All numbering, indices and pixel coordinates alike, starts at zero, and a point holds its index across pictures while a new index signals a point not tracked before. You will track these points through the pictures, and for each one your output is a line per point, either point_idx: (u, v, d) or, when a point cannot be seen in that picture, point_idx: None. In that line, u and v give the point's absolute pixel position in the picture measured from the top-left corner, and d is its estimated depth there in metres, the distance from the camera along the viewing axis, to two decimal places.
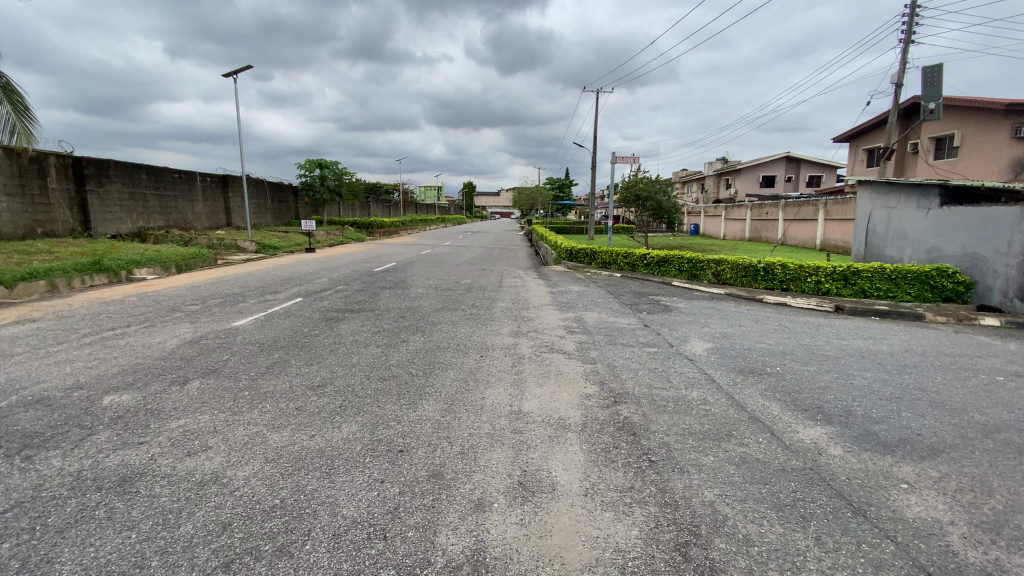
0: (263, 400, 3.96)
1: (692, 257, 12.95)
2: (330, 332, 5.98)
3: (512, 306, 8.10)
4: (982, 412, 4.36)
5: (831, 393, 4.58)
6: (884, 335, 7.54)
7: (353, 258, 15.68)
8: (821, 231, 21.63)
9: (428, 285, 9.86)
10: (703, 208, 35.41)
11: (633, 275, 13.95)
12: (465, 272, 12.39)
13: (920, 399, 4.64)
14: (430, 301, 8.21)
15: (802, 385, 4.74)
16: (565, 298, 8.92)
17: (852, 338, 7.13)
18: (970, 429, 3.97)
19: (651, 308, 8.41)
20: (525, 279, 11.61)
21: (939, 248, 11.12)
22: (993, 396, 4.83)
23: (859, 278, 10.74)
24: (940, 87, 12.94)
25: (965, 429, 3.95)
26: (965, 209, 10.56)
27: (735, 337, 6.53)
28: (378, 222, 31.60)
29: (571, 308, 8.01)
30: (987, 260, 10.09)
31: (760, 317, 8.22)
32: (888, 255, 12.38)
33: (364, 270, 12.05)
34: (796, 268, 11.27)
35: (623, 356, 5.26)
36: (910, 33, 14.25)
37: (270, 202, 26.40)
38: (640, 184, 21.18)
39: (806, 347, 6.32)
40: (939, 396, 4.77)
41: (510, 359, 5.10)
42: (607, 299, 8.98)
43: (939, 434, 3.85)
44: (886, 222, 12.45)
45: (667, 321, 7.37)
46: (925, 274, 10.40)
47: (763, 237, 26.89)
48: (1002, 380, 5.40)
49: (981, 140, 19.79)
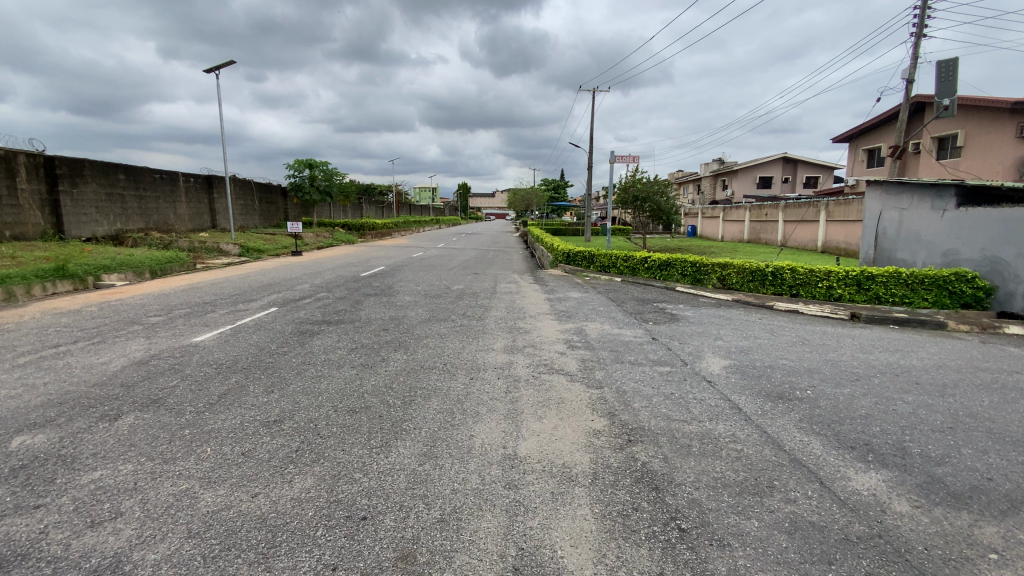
0: (203, 442, 3.27)
1: (696, 261, 12.33)
2: (301, 350, 5.28)
3: (506, 315, 7.45)
4: None
5: (875, 423, 3.95)
6: (910, 347, 6.93)
7: (340, 262, 14.96)
8: (823, 233, 21.10)
9: (416, 292, 9.17)
10: (700, 209, 34.89)
11: (633, 279, 13.32)
12: (457, 277, 11.71)
13: (977, 430, 4.01)
14: (418, 310, 7.52)
15: (840, 413, 4.11)
16: (564, 306, 8.26)
17: (878, 351, 6.51)
18: None
19: (657, 317, 7.76)
20: (521, 284, 10.93)
21: (956, 251, 10.56)
22: None
23: (874, 283, 10.15)
24: (955, 82, 12.40)
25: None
26: (984, 211, 10.01)
27: (753, 352, 5.89)
28: (369, 223, 30.87)
29: (571, 317, 7.35)
30: (1008, 264, 9.54)
31: (776, 327, 7.59)
32: (900, 258, 11.81)
33: (350, 276, 11.35)
34: (806, 272, 10.67)
35: (633, 379, 4.60)
36: (920, 27, 13.70)
37: (258, 203, 25.61)
38: (639, 185, 20.57)
39: (834, 364, 5.69)
40: (998, 425, 4.14)
41: (503, 383, 4.43)
42: (608, 307, 8.32)
43: (1015, 479, 3.21)
44: (898, 224, 11.88)
45: (677, 333, 6.71)
46: (944, 279, 9.82)
47: (762, 238, 26.37)
48: None
49: (986, 140, 19.34)
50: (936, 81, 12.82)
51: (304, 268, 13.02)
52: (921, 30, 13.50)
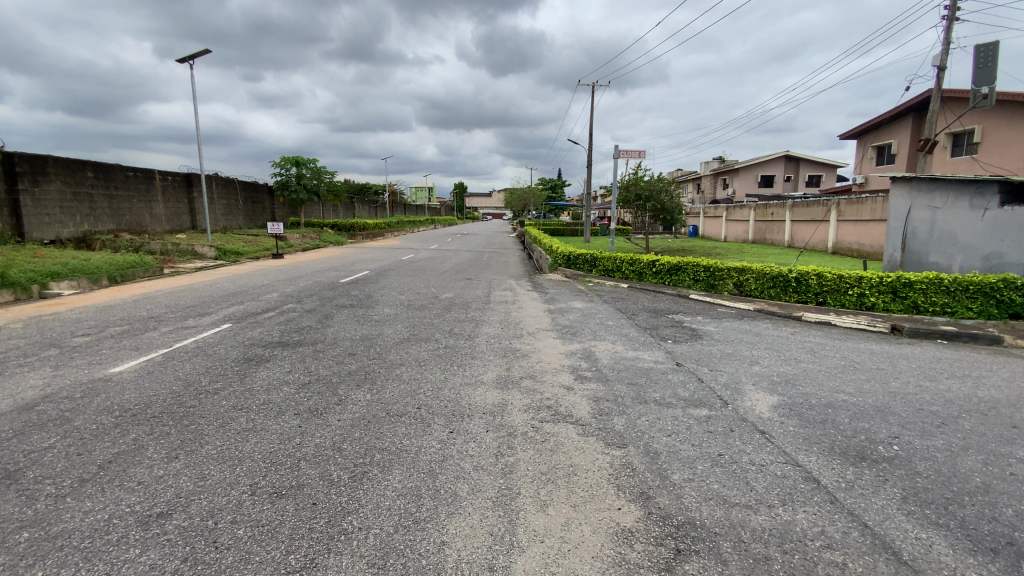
0: (37, 560, 2.18)
1: (710, 265, 11.22)
2: (238, 388, 4.15)
3: (501, 332, 6.35)
4: None
5: (1003, 505, 2.89)
6: (979, 371, 5.89)
7: (320, 265, 13.80)
8: (834, 233, 20.08)
9: (397, 302, 8.03)
10: (701, 208, 33.86)
11: (640, 285, 12.20)
12: (447, 284, 10.57)
13: None
14: (396, 326, 6.39)
15: (951, 490, 3.03)
16: (567, 320, 7.15)
17: (945, 378, 5.46)
18: None
19: (676, 334, 6.69)
20: (518, 291, 9.83)
21: (1000, 253, 9.84)
22: None
23: (912, 290, 9.06)
24: (995, 70, 11.40)
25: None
26: None
27: (802, 385, 4.81)
28: (360, 223, 29.72)
29: (575, 335, 6.26)
30: None
31: (814, 346, 6.53)
32: (932, 263, 10.62)
33: (328, 282, 10.21)
34: (834, 277, 9.60)
35: (665, 430, 3.51)
36: (952, 10, 12.65)
37: (242, 203, 24.38)
38: (641, 183, 19.41)
39: (904, 401, 4.59)
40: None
41: (493, 438, 3.30)
42: (618, 322, 7.21)
43: None
44: (930, 224, 10.62)
45: (703, 357, 5.62)
46: (989, 286, 8.71)
47: (768, 238, 25.40)
48: None
49: (1003, 135, 18.38)
50: (974, 68, 11.82)
51: (280, 274, 11.84)
52: (953, 14, 12.45)
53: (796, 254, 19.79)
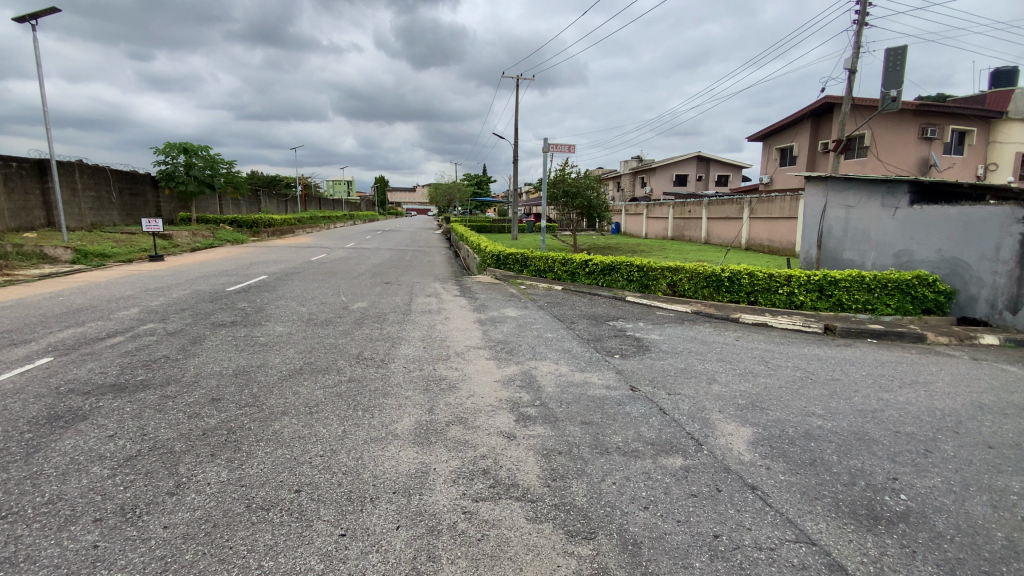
0: None
1: (643, 264, 10.78)
2: (12, 477, 2.72)
3: (422, 351, 5.27)
4: None
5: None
6: (923, 373, 5.70)
7: (208, 269, 11.75)
8: (746, 231, 20.94)
9: (294, 316, 6.62)
10: (623, 206, 34.42)
11: (574, 287, 11.54)
12: (360, 290, 9.23)
13: None
14: (287, 352, 5.05)
15: (986, 554, 2.31)
16: (499, 333, 6.19)
17: (899, 386, 5.14)
18: None
19: (623, 348, 5.98)
20: (443, 297, 8.71)
21: (910, 251, 9.69)
22: None
23: (837, 289, 9.07)
24: (902, 73, 12.00)
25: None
26: (940, 210, 9.09)
27: (771, 410, 4.22)
28: (264, 218, 26.82)
29: (510, 353, 5.33)
30: (968, 266, 8.68)
31: (764, 355, 6.14)
32: (847, 259, 10.99)
33: (209, 291, 8.48)
34: (764, 276, 9.47)
35: (641, 500, 2.68)
36: (861, 16, 13.25)
37: (116, 196, 20.85)
38: (568, 180, 18.90)
39: (877, 422, 4.09)
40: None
41: (406, 543, 2.25)
42: (559, 333, 6.37)
43: None
44: (844, 223, 11.03)
45: (657, 377, 4.93)
46: (905, 283, 8.87)
47: (686, 235, 26.13)
48: None
49: (893, 139, 19.96)
50: (883, 71, 12.39)
51: (152, 281, 9.80)
52: (861, 20, 12.99)
53: (722, 254, 18.45)
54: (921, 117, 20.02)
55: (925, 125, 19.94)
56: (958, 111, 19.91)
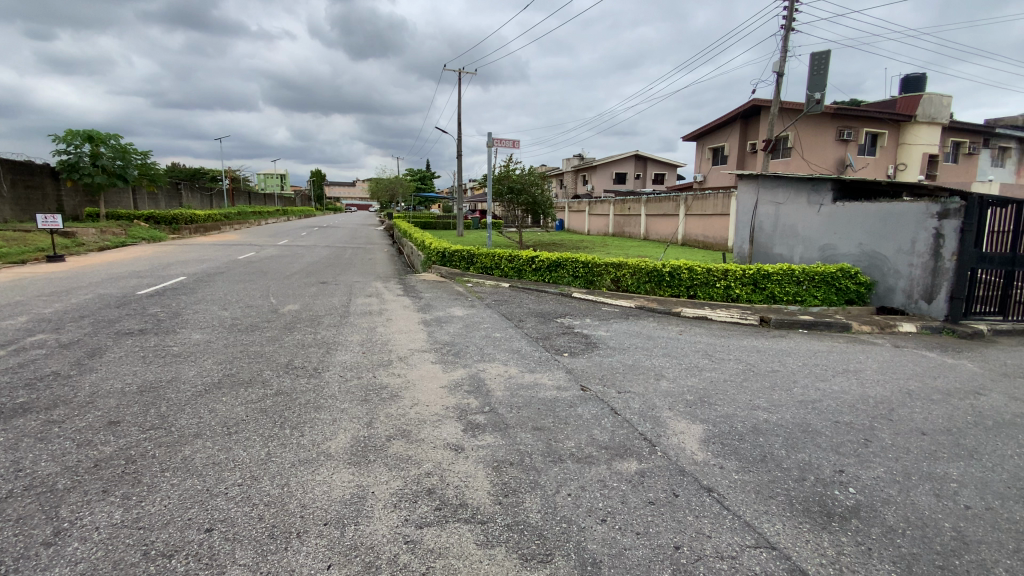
0: None
1: (589, 260, 10.81)
2: None
3: (360, 357, 4.90)
4: None
5: (1013, 548, 2.32)
6: (852, 361, 6.00)
7: (117, 270, 10.56)
8: (682, 227, 21.72)
9: (216, 322, 6.00)
10: (566, 202, 34.82)
11: (520, 284, 11.40)
12: (293, 291, 8.59)
13: None
14: (206, 363, 4.51)
15: (936, 548, 2.33)
16: (445, 334, 5.90)
17: (832, 375, 5.36)
18: None
19: (572, 345, 5.87)
20: (384, 297, 8.27)
21: (833, 246, 10.30)
22: None
23: (770, 282, 9.47)
24: (825, 77, 12.74)
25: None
26: (860, 206, 9.73)
27: (719, 405, 4.23)
28: (186, 214, 24.77)
29: (456, 355, 5.06)
30: (886, 259, 9.32)
31: (707, 349, 6.25)
32: (778, 253, 11.51)
33: (117, 295, 7.58)
34: (703, 271, 9.73)
35: (599, 512, 2.52)
36: (788, 22, 13.96)
37: (6, 188, 18.47)
38: (512, 176, 18.75)
39: (818, 412, 4.19)
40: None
41: None
42: (508, 333, 6.16)
43: None
44: (775, 219, 11.53)
45: (607, 375, 4.84)
46: (830, 275, 9.41)
47: (626, 232, 26.78)
48: None
49: (814, 141, 21.38)
50: (809, 74, 13.11)
51: (45, 284, 8.64)
52: (788, 26, 13.68)
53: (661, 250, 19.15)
54: (839, 120, 21.53)
55: (842, 127, 21.46)
56: (871, 114, 21.58)
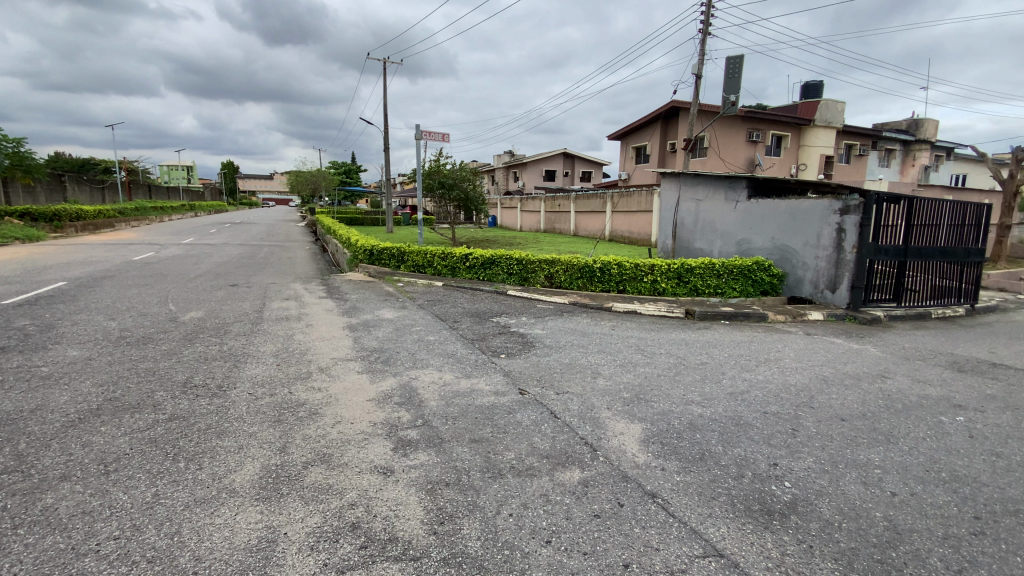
0: None
1: (522, 257, 10.69)
2: None
3: (275, 370, 4.40)
4: None
5: (941, 534, 2.43)
6: (772, 350, 6.31)
7: None
8: (610, 223, 22.32)
9: (98, 335, 5.18)
10: (497, 198, 34.71)
11: (453, 282, 11.08)
12: (198, 295, 7.71)
13: (982, 493, 2.84)
14: (83, 386, 3.84)
15: (872, 541, 2.37)
16: (373, 340, 5.50)
17: (756, 365, 5.58)
18: None
19: (508, 346, 5.69)
20: (305, 300, 7.63)
21: (748, 240, 10.92)
22: (1000, 455, 3.37)
23: (693, 276, 9.83)
24: (739, 81, 13.49)
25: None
26: (771, 203, 10.38)
27: (656, 402, 4.21)
28: (71, 210, 21.88)
29: (385, 362, 4.70)
30: (795, 252, 10.01)
31: (641, 343, 6.32)
32: (698, 248, 12.05)
33: None
34: (632, 266, 9.92)
35: (542, 532, 2.34)
36: (704, 26, 14.62)
37: None
38: (442, 170, 18.27)
39: (747, 404, 4.30)
40: (1008, 478, 3.03)
41: None
42: (441, 335, 5.86)
43: None
44: (695, 215, 12.07)
45: (545, 376, 4.70)
46: (747, 268, 9.94)
47: (557, 228, 27.11)
48: (956, 419, 4.05)
49: (727, 142, 22.77)
50: (724, 77, 13.81)
51: None
52: (705, 29, 14.32)
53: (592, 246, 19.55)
54: (748, 122, 23.05)
55: (751, 129, 23.00)
56: (776, 118, 23.33)
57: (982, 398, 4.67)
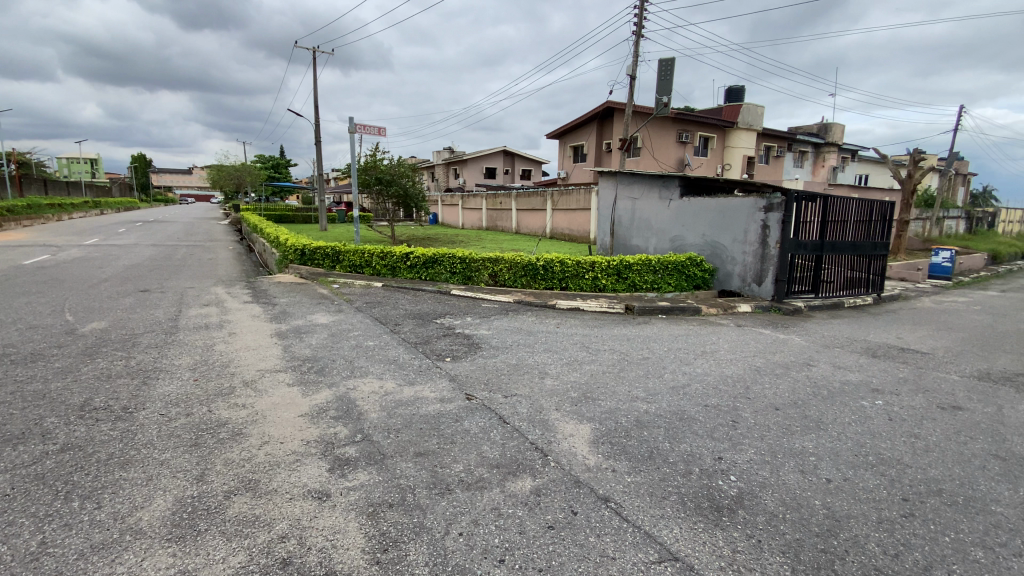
0: None
1: (463, 256, 10.50)
2: None
3: (193, 385, 3.97)
4: (973, 484, 2.91)
5: (875, 518, 2.55)
6: (709, 343, 6.53)
7: None
8: (550, 221, 22.55)
9: None
10: (437, 195, 34.12)
11: (393, 283, 10.68)
12: (102, 303, 6.89)
13: (906, 474, 3.02)
14: None
15: (815, 531, 2.45)
16: (306, 347, 5.13)
17: (695, 358, 5.75)
18: None
19: (453, 348, 5.50)
20: (229, 306, 7.03)
21: (681, 237, 11.34)
22: (917, 436, 3.63)
23: (631, 272, 10.06)
24: (671, 83, 13.98)
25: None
26: (702, 201, 10.83)
27: (603, 401, 4.20)
28: None
29: (319, 372, 4.38)
30: (725, 248, 10.51)
31: (586, 340, 6.35)
32: (635, 245, 12.39)
33: None
34: (573, 263, 10.01)
35: (494, 551, 2.20)
36: (637, 29, 15.02)
37: None
38: (379, 166, 17.63)
39: (689, 398, 4.39)
40: (926, 458, 3.25)
41: None
42: (381, 340, 5.57)
43: None
44: (631, 213, 12.39)
45: (492, 378, 4.56)
46: (681, 263, 10.32)
47: (499, 225, 27.06)
48: (877, 403, 4.34)
49: (659, 142, 23.66)
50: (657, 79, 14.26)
51: None
52: (638, 32, 14.71)
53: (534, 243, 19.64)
54: (678, 124, 24.08)
55: (681, 131, 24.06)
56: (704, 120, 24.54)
57: (895, 382, 5.07)
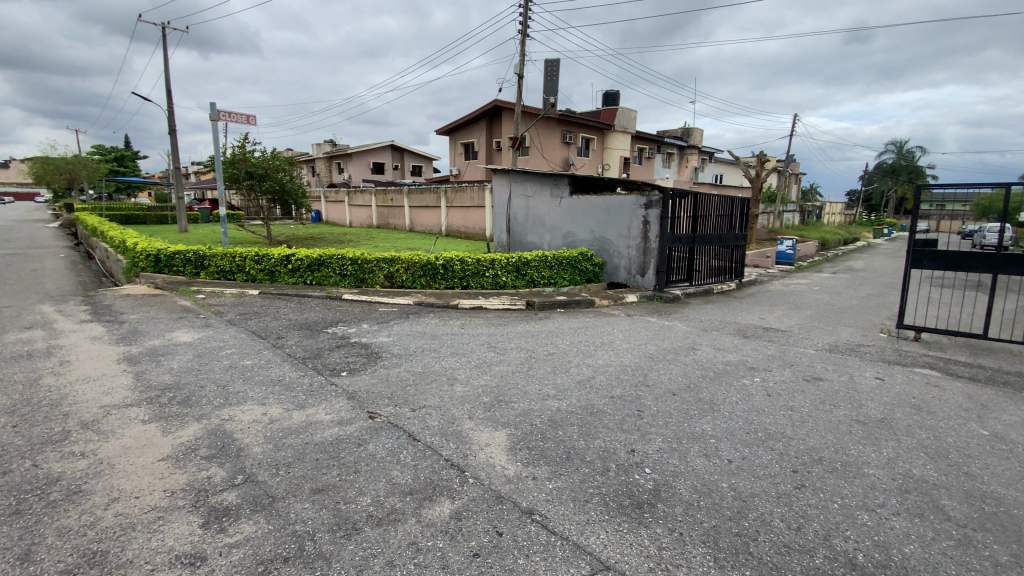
0: None
1: (353, 257, 9.79)
2: None
3: (7, 434, 3.11)
4: (844, 449, 3.27)
5: (775, 494, 2.73)
6: (608, 334, 6.77)
7: None
8: (443, 218, 22.18)
9: None
10: (321, 192, 31.83)
11: (274, 289, 9.65)
12: None
13: (792, 446, 3.31)
14: None
15: (727, 514, 2.55)
16: (168, 371, 4.33)
17: (597, 350, 5.90)
18: (912, 497, 2.72)
19: (350, 359, 5.02)
20: (59, 327, 5.75)
21: (572, 233, 11.73)
22: (793, 408, 4.02)
23: (529, 268, 10.16)
24: (557, 84, 14.39)
25: (931, 499, 2.70)
26: (590, 199, 11.28)
27: (516, 403, 4.09)
28: None
29: (186, 401, 3.70)
30: (611, 243, 11.07)
31: (491, 340, 6.21)
32: (530, 241, 12.58)
33: None
34: (471, 261, 9.83)
35: None
36: (522, 28, 15.21)
37: None
38: (250, 160, 15.87)
39: (597, 391, 4.44)
40: (804, 429, 3.61)
41: None
42: (263, 357, 4.91)
43: (936, 539, 2.37)
44: (525, 210, 12.56)
45: (396, 391, 4.22)
46: (575, 259, 10.66)
47: (390, 223, 26.02)
48: (757, 381, 4.76)
49: (546, 142, 24.40)
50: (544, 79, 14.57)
51: None
52: (523, 31, 14.90)
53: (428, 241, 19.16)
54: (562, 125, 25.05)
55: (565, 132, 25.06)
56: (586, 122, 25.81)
57: (768, 359, 5.65)
